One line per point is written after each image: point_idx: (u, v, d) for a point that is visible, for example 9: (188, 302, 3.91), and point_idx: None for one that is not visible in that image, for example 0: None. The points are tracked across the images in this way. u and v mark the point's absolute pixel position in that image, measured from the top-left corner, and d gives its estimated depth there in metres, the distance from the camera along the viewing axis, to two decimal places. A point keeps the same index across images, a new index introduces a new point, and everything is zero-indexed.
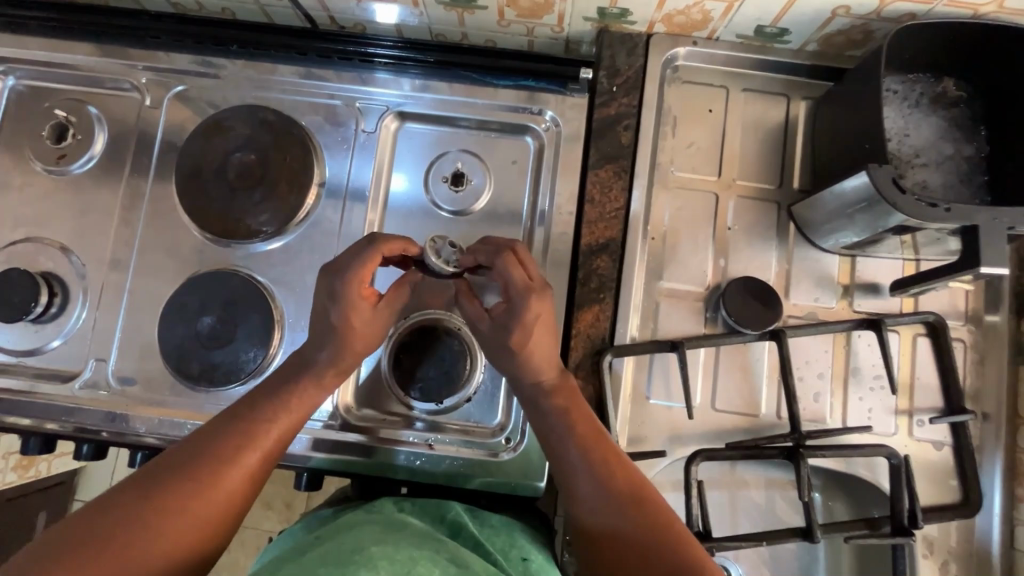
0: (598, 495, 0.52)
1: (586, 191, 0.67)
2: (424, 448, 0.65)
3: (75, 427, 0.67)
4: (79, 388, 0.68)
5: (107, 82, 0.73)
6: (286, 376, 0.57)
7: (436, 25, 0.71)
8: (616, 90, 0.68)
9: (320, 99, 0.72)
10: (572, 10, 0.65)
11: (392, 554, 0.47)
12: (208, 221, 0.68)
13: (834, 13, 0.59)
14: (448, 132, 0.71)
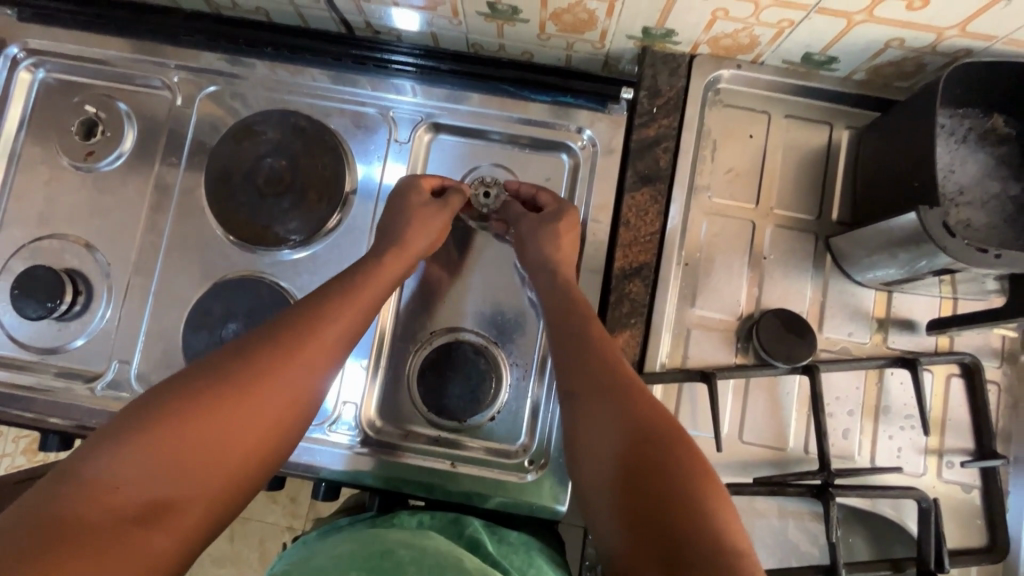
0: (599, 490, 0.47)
1: (621, 214, 0.65)
2: (446, 465, 0.65)
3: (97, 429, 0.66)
4: (101, 389, 0.67)
5: (138, 79, 0.72)
6: None
7: (474, 36, 0.69)
8: (656, 112, 0.67)
9: (353, 106, 0.71)
10: (616, 28, 0.63)
11: (420, 559, 0.49)
12: (237, 226, 0.68)
13: (888, 44, 0.58)
14: (481, 145, 0.70)
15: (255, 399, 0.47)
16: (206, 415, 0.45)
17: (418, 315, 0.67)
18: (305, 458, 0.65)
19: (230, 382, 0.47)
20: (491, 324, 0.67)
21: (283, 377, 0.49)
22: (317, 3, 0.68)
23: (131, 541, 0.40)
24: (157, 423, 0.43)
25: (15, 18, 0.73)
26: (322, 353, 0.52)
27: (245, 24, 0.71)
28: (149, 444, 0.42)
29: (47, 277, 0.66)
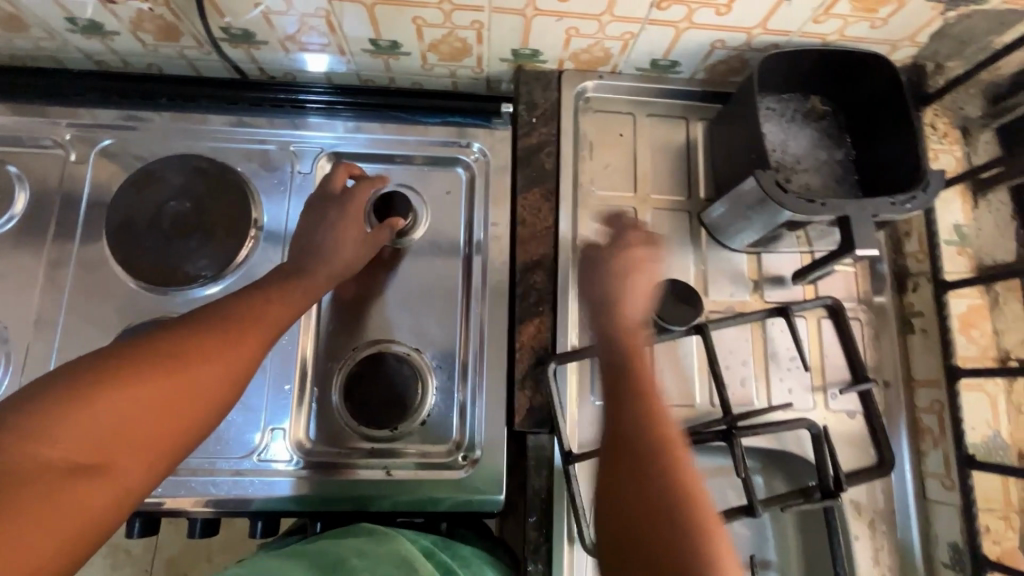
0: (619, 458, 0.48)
1: (518, 213, 0.71)
2: (382, 475, 0.65)
3: None
4: None
5: (27, 140, 0.72)
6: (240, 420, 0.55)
7: (363, 73, 0.75)
8: (536, 121, 0.74)
9: (256, 146, 0.74)
10: (488, 52, 0.71)
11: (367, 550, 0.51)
12: (144, 270, 0.68)
13: (713, 46, 0.69)
14: (383, 169, 0.74)
15: (190, 370, 0.48)
16: (114, 397, 0.43)
17: (340, 333, 0.69)
18: (235, 492, 0.63)
19: (177, 347, 0.48)
20: (410, 332, 0.69)
21: (208, 359, 0.49)
22: (208, 53, 0.72)
23: (63, 497, 0.39)
24: (101, 382, 0.44)
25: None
26: (266, 335, 0.54)
27: (141, 80, 0.74)
28: (58, 422, 0.41)
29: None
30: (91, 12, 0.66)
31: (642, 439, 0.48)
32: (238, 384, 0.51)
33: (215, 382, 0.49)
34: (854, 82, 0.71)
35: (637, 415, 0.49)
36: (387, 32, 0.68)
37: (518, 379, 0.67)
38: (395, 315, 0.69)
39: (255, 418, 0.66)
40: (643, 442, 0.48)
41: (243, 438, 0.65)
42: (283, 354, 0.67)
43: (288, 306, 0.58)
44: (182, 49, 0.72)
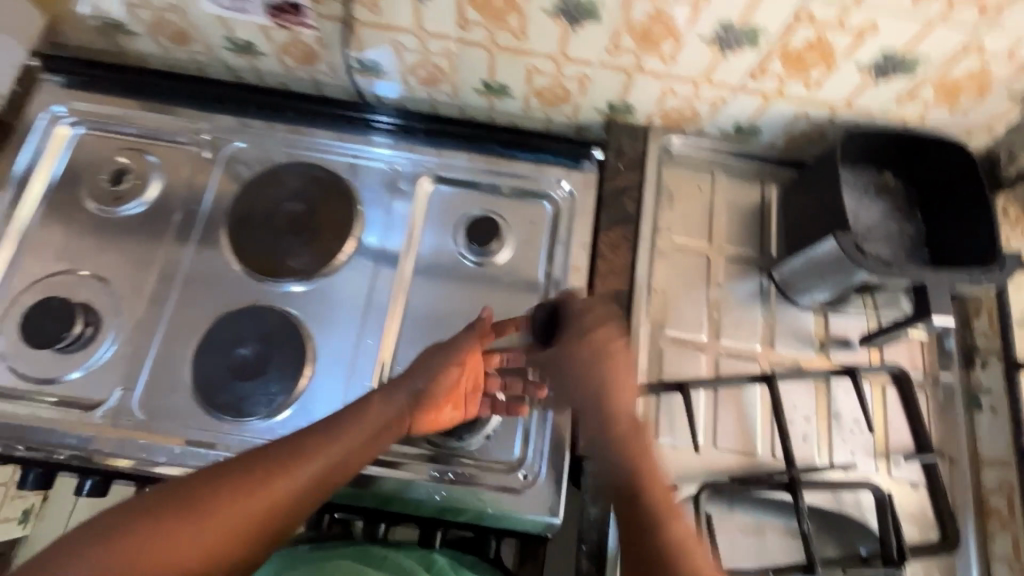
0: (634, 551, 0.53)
1: (599, 249, 0.76)
2: (443, 481, 0.66)
3: (87, 457, 0.65)
4: (101, 416, 0.67)
5: (166, 135, 0.81)
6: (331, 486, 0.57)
7: (467, 110, 0.83)
8: (622, 168, 0.79)
9: (364, 161, 0.81)
10: (586, 102, 0.78)
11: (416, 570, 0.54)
12: (253, 260, 0.74)
13: (796, 117, 0.74)
14: (476, 194, 0.80)
15: (244, 505, 0.50)
16: (151, 535, 0.47)
17: (420, 338, 0.72)
18: None
19: (239, 478, 0.51)
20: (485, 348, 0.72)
21: (262, 488, 0.51)
22: (335, 79, 0.81)
23: None
24: (157, 514, 0.48)
25: (55, 84, 0.81)
26: (327, 456, 0.55)
27: (272, 94, 0.83)
28: (111, 553, 0.45)
29: (66, 313, 0.70)
30: (249, 35, 0.76)
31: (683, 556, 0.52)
32: (289, 509, 0.52)
33: (264, 508, 0.51)
34: (927, 161, 0.75)
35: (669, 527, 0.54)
36: (500, 76, 0.76)
37: None
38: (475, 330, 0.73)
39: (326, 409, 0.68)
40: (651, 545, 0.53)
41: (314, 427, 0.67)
42: (366, 354, 0.71)
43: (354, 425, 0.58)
44: (314, 74, 0.81)
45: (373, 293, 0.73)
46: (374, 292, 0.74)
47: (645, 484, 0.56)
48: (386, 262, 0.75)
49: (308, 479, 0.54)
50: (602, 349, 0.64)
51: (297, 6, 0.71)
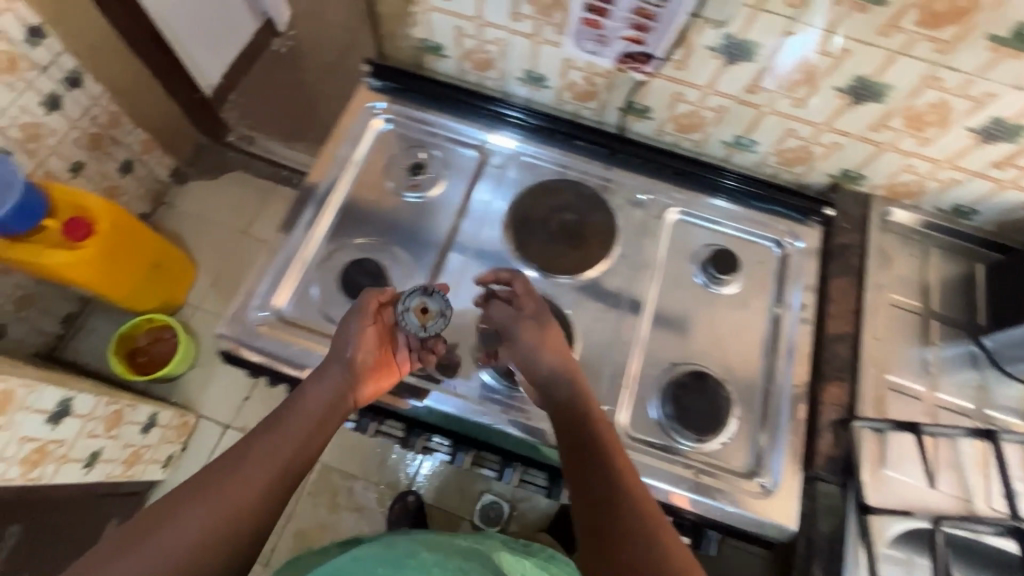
0: (612, 536, 0.59)
1: (829, 293, 0.85)
2: (689, 475, 0.75)
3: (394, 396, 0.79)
4: (402, 364, 0.80)
5: (456, 141, 0.96)
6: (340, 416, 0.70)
7: (706, 157, 0.96)
8: (848, 227, 0.90)
9: (619, 190, 0.94)
10: (822, 166, 0.90)
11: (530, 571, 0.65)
12: (530, 255, 0.87)
13: (1017, 205, 0.84)
14: (711, 232, 0.92)
15: (224, 476, 0.61)
16: (207, 492, 0.59)
17: (662, 346, 0.83)
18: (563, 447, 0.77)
19: (235, 454, 0.63)
20: (719, 366, 0.83)
21: (236, 472, 0.61)
22: (600, 116, 0.96)
23: (207, 558, 0.57)
24: (203, 479, 0.61)
25: (369, 86, 0.97)
26: (271, 448, 0.64)
27: (544, 118, 0.95)
28: (189, 498, 0.59)
29: (374, 271, 0.84)
30: (547, 71, 0.91)
31: (634, 527, 0.59)
32: (276, 487, 0.63)
33: (250, 484, 0.61)
34: None
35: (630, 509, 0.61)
36: (755, 134, 0.88)
37: (819, 426, 0.77)
38: (713, 347, 0.84)
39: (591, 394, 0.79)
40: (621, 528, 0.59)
41: None
42: (620, 351, 0.82)
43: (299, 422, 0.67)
44: (584, 109, 0.96)
45: (625, 300, 0.85)
46: (625, 301, 0.85)
47: (612, 478, 0.64)
48: (639, 277, 0.87)
49: (297, 432, 0.67)
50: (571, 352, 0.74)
51: (652, 56, 0.80)
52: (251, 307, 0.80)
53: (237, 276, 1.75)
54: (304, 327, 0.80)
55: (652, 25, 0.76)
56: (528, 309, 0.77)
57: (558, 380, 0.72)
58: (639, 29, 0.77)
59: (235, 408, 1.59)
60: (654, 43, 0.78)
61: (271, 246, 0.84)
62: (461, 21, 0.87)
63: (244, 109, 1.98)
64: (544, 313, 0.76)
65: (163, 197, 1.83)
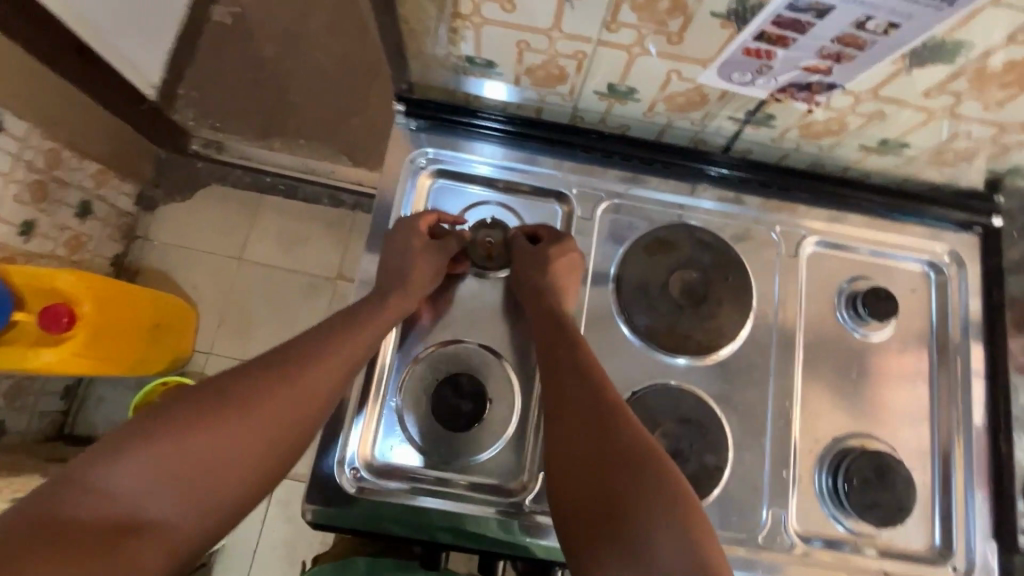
0: (596, 453, 0.56)
1: (995, 327, 0.74)
2: (880, 574, 0.66)
3: (528, 543, 0.66)
4: (528, 503, 0.67)
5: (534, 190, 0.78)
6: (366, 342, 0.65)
7: (832, 162, 0.77)
8: (1016, 237, 0.76)
9: (742, 224, 0.78)
10: (988, 163, 0.73)
11: None
12: (658, 333, 0.70)
13: None
14: (853, 262, 0.77)
15: (221, 422, 0.54)
16: (194, 436, 0.53)
17: (822, 418, 0.71)
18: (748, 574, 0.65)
19: (225, 400, 0.56)
20: (886, 431, 0.72)
21: (229, 413, 0.55)
22: (701, 125, 0.74)
23: (210, 503, 0.52)
24: (205, 414, 0.54)
25: (405, 127, 0.77)
26: (284, 392, 0.58)
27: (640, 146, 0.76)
28: (178, 435, 0.52)
29: (477, 394, 0.68)
30: (640, 83, 0.69)
31: (618, 448, 0.56)
32: (283, 430, 0.58)
33: (256, 432, 0.56)
34: None
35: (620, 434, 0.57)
36: (910, 137, 0.70)
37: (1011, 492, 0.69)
38: (876, 410, 0.72)
39: (759, 496, 0.68)
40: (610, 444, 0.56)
41: (748, 517, 0.67)
42: (778, 434, 0.70)
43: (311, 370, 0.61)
44: (680, 120, 0.74)
45: (772, 371, 0.72)
46: (777, 368, 0.72)
47: (602, 397, 0.60)
48: (784, 336, 0.73)
49: (288, 398, 0.58)
50: (560, 263, 0.70)
51: (832, 87, 0.62)
52: (339, 468, 0.66)
53: (246, 313, 1.51)
54: (405, 481, 0.67)
55: (851, 54, 0.56)
56: (545, 232, 0.74)
57: (539, 292, 0.68)
58: (826, 60, 0.58)
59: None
60: (841, 74, 0.60)
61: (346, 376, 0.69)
62: (527, 33, 0.63)
63: (200, 104, 1.63)
64: (560, 235, 0.73)
65: (135, 230, 1.55)
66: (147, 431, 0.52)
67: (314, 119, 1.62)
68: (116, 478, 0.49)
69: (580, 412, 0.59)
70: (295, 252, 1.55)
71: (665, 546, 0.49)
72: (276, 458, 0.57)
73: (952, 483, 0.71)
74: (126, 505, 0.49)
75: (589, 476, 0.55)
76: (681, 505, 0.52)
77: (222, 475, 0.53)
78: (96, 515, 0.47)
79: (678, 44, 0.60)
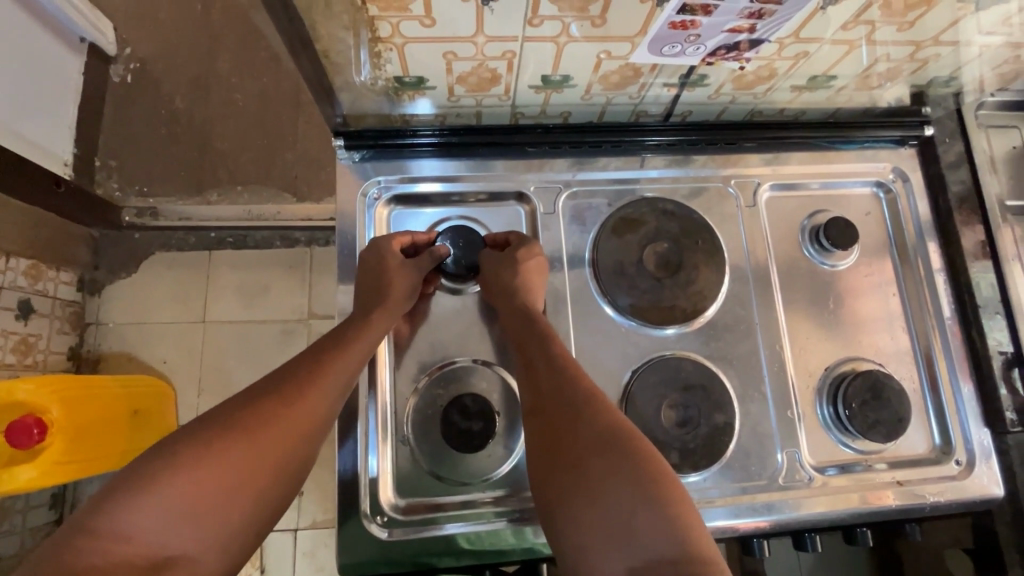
0: (567, 437, 0.56)
1: (949, 230, 0.78)
2: (894, 484, 0.70)
3: None
4: None
5: (494, 195, 0.78)
6: (349, 346, 0.64)
7: (769, 106, 0.80)
8: (950, 140, 0.80)
9: (699, 184, 0.80)
10: (910, 80, 0.76)
11: None
12: (644, 310, 0.71)
13: None
14: (808, 198, 0.81)
15: (219, 450, 0.53)
16: (193, 467, 0.51)
17: (812, 352, 0.74)
18: (778, 516, 0.68)
19: (221, 428, 0.54)
20: (872, 350, 0.75)
21: (226, 443, 0.53)
22: (639, 97, 0.75)
23: (213, 536, 0.51)
24: (200, 444, 0.52)
25: (349, 161, 0.75)
26: (279, 413, 0.57)
27: (588, 131, 0.76)
28: (175, 470, 0.50)
29: (486, 411, 0.66)
30: (572, 70, 0.68)
31: (589, 427, 0.56)
32: (283, 453, 0.56)
33: (257, 456, 0.54)
34: None
35: (589, 416, 0.57)
36: (836, 70, 0.72)
37: (997, 383, 0.73)
38: (858, 332, 0.76)
39: (770, 439, 0.71)
40: (583, 426, 0.56)
41: (766, 460, 0.70)
42: (776, 377, 0.73)
43: (308, 390, 0.59)
44: (618, 96, 0.75)
45: (757, 317, 0.74)
46: (761, 314, 0.74)
47: (570, 381, 0.61)
48: (761, 281, 0.76)
49: (289, 418, 0.57)
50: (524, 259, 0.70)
51: (759, 42, 0.64)
52: (367, 519, 0.65)
53: (227, 377, 1.45)
54: (436, 514, 0.67)
55: (772, 11, 0.58)
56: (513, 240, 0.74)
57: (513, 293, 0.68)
58: (749, 19, 0.59)
59: (293, 508, 1.29)
60: (766, 29, 0.61)
61: (350, 426, 0.67)
62: (451, 44, 0.62)
63: (123, 173, 1.54)
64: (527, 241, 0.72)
65: (84, 316, 1.46)
66: (148, 465, 0.50)
67: (247, 163, 1.56)
68: (133, 512, 0.48)
69: (554, 407, 0.59)
70: (261, 303, 1.49)
71: (642, 528, 0.49)
72: (279, 477, 0.56)
73: (940, 384, 0.75)
74: (141, 543, 0.47)
75: (560, 455, 0.55)
76: (660, 477, 0.52)
77: (233, 504, 0.52)
78: (107, 560, 0.45)
79: (602, 26, 0.60)
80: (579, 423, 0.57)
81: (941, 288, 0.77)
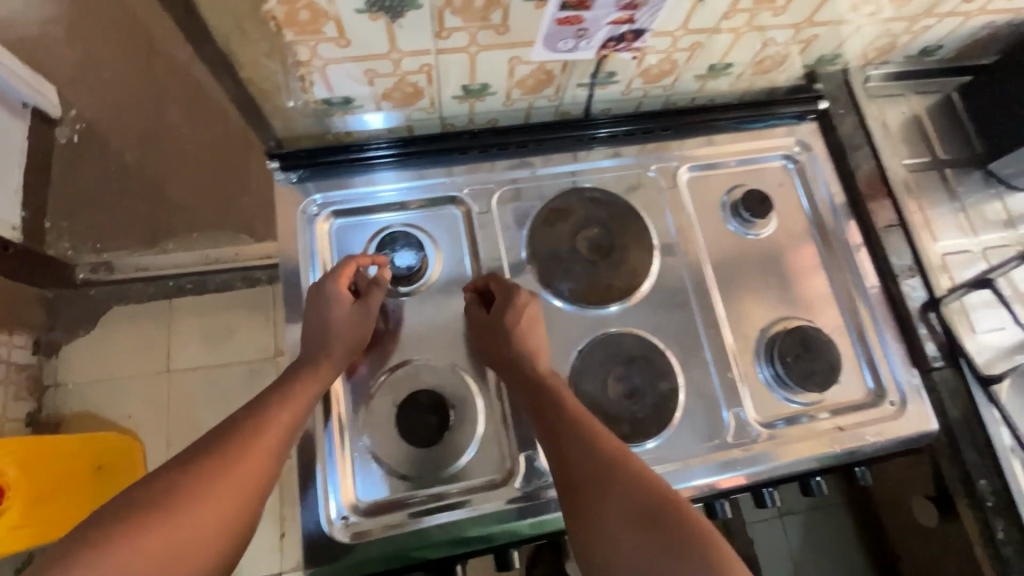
0: (571, 465, 0.58)
1: (854, 192, 0.85)
2: (837, 431, 0.74)
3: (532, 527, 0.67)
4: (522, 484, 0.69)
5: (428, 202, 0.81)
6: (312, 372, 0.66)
7: (679, 96, 0.86)
8: (842, 111, 0.87)
9: (623, 171, 0.84)
10: (798, 61, 0.84)
11: None
12: (583, 291, 0.76)
13: (979, 30, 0.84)
14: (726, 176, 0.87)
15: (195, 485, 0.53)
16: (169, 505, 0.51)
17: (747, 316, 0.79)
18: (733, 473, 0.70)
19: (193, 464, 0.55)
20: (802, 308, 0.80)
21: (200, 477, 0.53)
22: (557, 99, 0.81)
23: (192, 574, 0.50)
24: (173, 483, 0.52)
25: (286, 181, 0.78)
26: (250, 442, 0.58)
27: (512, 132, 0.81)
28: (149, 510, 0.50)
29: (437, 403, 0.70)
30: (489, 77, 0.73)
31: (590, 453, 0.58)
32: (259, 481, 0.57)
33: (233, 484, 0.55)
34: None
35: (587, 441, 0.59)
36: (730, 57, 0.79)
37: (914, 324, 0.78)
38: (787, 293, 0.81)
39: (716, 402, 0.74)
40: (582, 451, 0.58)
41: (715, 422, 0.73)
42: (715, 342, 0.76)
43: (276, 419, 0.61)
44: (537, 100, 0.80)
45: (691, 289, 0.79)
46: (694, 286, 0.79)
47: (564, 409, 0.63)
48: (691, 255, 0.80)
49: (261, 445, 0.58)
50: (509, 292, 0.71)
51: (641, 32, 0.69)
52: (330, 523, 0.66)
53: (195, 423, 1.42)
54: (399, 511, 0.67)
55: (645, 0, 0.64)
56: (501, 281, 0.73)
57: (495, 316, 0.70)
58: (626, 10, 0.65)
59: (276, 550, 1.25)
60: (644, 18, 0.67)
61: (306, 435, 0.68)
62: (370, 62, 0.66)
63: (74, 231, 1.53)
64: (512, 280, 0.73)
65: (42, 380, 1.42)
66: (117, 512, 0.50)
67: (201, 209, 1.58)
68: (115, 545, 0.47)
69: (553, 435, 0.61)
70: (226, 345, 1.48)
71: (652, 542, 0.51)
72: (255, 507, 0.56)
73: (867, 333, 0.80)
74: None
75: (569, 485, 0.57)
76: (658, 494, 0.54)
77: (211, 538, 0.52)
78: None
79: (506, 33, 0.65)
80: (580, 449, 0.59)
81: (855, 245, 0.83)
